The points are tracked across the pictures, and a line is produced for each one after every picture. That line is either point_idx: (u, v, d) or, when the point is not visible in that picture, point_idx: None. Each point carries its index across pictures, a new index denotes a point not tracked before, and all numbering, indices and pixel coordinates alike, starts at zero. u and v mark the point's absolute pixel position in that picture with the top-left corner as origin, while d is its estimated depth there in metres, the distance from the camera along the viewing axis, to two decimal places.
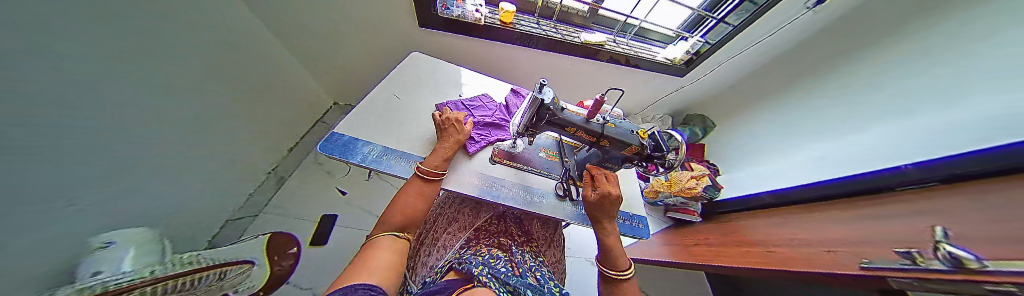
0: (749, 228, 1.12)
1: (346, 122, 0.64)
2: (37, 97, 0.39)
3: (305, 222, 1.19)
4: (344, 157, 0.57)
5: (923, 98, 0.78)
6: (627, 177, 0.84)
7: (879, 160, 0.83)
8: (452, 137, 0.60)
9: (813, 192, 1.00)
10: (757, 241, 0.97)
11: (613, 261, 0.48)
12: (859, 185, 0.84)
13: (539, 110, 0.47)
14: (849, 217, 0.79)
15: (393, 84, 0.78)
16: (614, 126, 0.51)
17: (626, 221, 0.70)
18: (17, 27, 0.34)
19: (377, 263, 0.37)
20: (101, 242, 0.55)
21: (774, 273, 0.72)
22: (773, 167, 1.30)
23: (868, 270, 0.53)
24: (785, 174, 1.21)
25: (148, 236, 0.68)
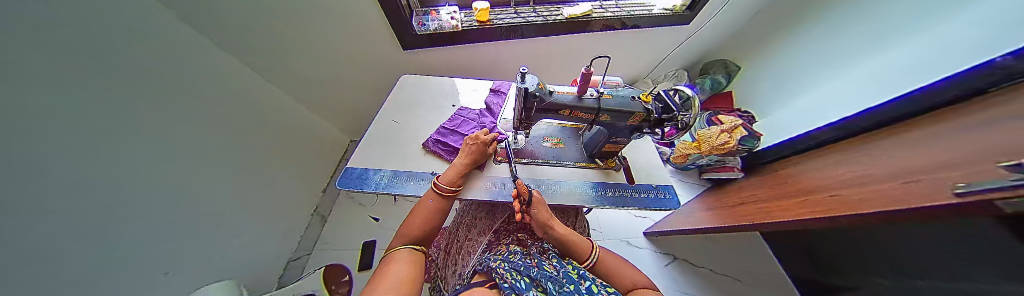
0: (804, 174, 0.98)
1: (357, 154, 0.67)
2: (91, 189, 0.45)
3: (350, 251, 1.29)
4: (359, 188, 0.60)
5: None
6: (644, 146, 0.78)
7: (929, 72, 0.82)
8: (473, 157, 0.59)
9: (870, 120, 0.92)
10: (816, 186, 0.85)
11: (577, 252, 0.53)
12: (911, 102, 0.81)
13: (526, 99, 0.44)
14: (934, 136, 0.66)
15: (389, 110, 0.80)
16: (611, 97, 0.47)
17: (651, 194, 0.65)
18: (54, 129, 0.38)
19: (394, 276, 0.40)
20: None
21: (840, 219, 0.63)
22: (819, 101, 1.18)
23: (964, 196, 0.43)
24: (834, 106, 1.10)
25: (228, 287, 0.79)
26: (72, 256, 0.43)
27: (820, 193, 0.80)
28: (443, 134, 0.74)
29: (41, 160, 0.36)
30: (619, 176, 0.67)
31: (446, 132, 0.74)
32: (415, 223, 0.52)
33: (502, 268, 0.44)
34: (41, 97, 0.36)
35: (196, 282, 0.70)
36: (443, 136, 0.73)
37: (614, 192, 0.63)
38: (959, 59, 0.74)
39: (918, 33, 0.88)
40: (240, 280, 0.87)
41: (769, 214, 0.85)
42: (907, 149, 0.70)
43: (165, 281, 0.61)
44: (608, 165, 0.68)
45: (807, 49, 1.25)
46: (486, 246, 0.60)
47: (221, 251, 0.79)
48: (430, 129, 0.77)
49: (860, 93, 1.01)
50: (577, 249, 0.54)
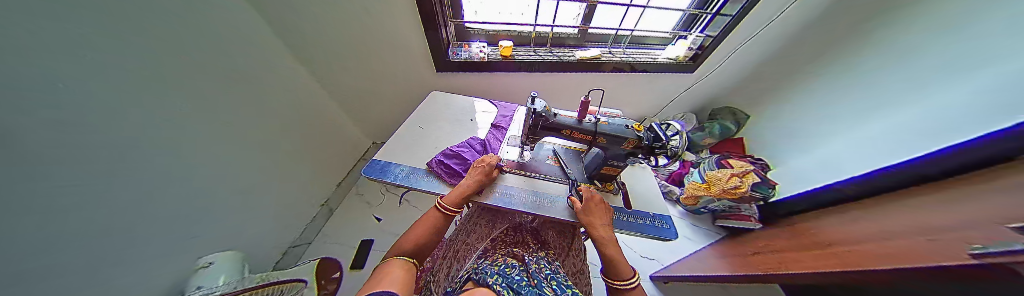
0: (824, 227, 0.93)
1: (383, 150, 0.77)
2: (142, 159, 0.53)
3: (347, 250, 1.31)
4: (380, 177, 0.68)
5: (932, 80, 0.89)
6: (644, 176, 0.81)
7: (926, 140, 0.86)
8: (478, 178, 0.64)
9: (886, 179, 0.91)
10: (835, 241, 0.80)
11: (614, 270, 0.49)
12: (922, 168, 0.82)
13: (533, 117, 0.53)
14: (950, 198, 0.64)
15: (418, 117, 0.93)
16: (607, 124, 0.54)
17: (649, 221, 0.67)
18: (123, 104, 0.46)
19: (390, 280, 0.41)
20: (205, 262, 0.71)
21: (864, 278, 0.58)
22: (822, 154, 1.23)
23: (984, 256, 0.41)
24: (839, 162, 1.14)
25: (233, 256, 0.80)
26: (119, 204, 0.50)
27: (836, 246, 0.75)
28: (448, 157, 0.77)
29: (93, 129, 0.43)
30: (616, 199, 0.71)
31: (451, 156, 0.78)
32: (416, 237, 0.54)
33: (500, 283, 0.46)
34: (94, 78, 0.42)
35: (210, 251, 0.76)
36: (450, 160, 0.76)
37: (612, 215, 0.65)
38: (986, 122, 0.72)
39: (931, 92, 0.89)
40: (247, 259, 0.92)
41: (783, 266, 0.80)
42: (927, 210, 0.68)
43: (188, 245, 0.68)
44: (606, 187, 0.72)
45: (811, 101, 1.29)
46: (482, 254, 0.62)
47: (240, 227, 0.87)
48: (449, 138, 0.87)
49: (886, 146, 0.98)
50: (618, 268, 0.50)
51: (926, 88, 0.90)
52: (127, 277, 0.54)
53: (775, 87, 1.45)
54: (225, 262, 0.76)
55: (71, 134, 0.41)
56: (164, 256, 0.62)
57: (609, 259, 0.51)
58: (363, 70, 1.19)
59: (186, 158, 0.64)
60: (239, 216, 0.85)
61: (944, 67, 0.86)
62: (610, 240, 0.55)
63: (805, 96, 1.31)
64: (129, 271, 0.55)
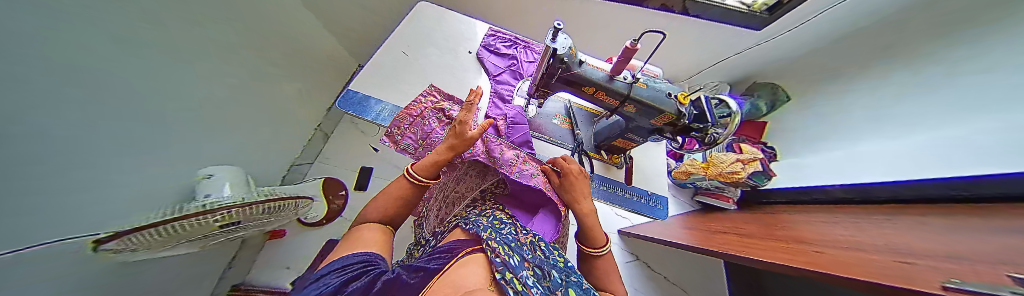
0: (792, 222, 0.92)
1: (359, 79, 0.64)
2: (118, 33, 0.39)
3: (347, 175, 1.27)
4: (359, 114, 0.59)
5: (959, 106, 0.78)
6: (656, 153, 0.74)
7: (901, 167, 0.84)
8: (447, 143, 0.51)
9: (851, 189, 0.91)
10: (798, 237, 0.79)
11: (591, 240, 0.51)
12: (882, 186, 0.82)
13: (551, 63, 0.39)
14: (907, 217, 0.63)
15: (402, 39, 0.73)
16: (645, 87, 0.43)
17: (643, 199, 0.66)
18: None
19: (365, 241, 0.40)
20: (206, 173, 0.65)
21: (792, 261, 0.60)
22: (824, 157, 1.15)
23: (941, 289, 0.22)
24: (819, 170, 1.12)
25: (238, 172, 0.75)
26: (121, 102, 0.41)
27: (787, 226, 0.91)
28: (447, 99, 0.63)
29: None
30: (618, 173, 0.67)
31: (445, 95, 0.64)
32: (380, 208, 0.47)
33: (490, 234, 0.43)
34: None
35: (216, 161, 0.71)
36: (442, 101, 0.62)
37: (608, 187, 0.64)
38: (954, 164, 0.70)
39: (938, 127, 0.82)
40: (254, 170, 0.90)
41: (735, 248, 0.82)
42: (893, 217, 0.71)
43: (187, 152, 0.60)
44: (612, 160, 0.68)
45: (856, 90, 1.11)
46: (471, 203, 0.61)
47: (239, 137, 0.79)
48: (443, 73, 0.72)
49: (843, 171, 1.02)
50: (594, 239, 0.51)
51: (897, 107, 0.95)
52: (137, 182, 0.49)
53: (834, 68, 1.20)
54: (229, 177, 0.70)
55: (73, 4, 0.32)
56: (165, 162, 0.55)
57: (585, 231, 0.51)
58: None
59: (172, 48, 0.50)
60: (233, 125, 0.76)
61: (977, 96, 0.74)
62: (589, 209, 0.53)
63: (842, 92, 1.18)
64: (138, 176, 0.49)
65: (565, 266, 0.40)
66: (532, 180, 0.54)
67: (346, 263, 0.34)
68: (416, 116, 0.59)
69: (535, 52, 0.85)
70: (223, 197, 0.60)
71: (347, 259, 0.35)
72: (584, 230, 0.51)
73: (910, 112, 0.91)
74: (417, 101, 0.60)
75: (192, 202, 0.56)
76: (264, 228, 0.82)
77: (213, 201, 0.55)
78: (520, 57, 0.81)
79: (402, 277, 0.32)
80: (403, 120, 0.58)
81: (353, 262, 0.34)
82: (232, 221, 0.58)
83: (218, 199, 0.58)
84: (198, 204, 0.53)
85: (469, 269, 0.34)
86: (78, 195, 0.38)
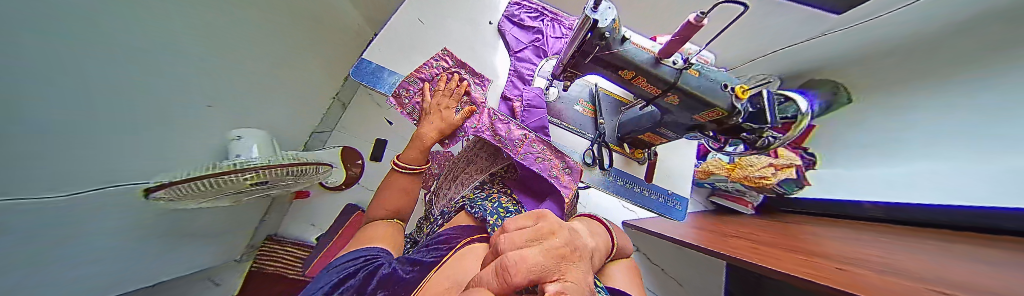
0: (817, 235, 0.85)
1: (372, 47, 0.60)
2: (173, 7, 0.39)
3: (363, 144, 1.31)
4: (374, 86, 0.57)
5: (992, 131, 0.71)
6: (685, 151, 0.68)
7: (939, 191, 0.76)
8: (435, 126, 0.53)
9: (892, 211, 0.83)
10: (817, 250, 0.74)
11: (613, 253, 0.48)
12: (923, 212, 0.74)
13: (587, 39, 0.33)
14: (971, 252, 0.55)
15: (418, 2, 0.67)
16: (696, 75, 0.36)
17: (662, 198, 0.62)
18: None
19: (376, 233, 0.43)
20: (235, 136, 0.67)
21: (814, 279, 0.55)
22: (868, 170, 1.04)
23: None
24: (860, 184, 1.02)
25: (264, 137, 0.76)
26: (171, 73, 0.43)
27: (808, 237, 0.85)
28: (458, 66, 0.60)
29: None
30: (639, 170, 0.63)
31: (457, 61, 0.60)
32: (385, 204, 0.51)
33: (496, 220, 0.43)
34: None
35: (248, 124, 0.74)
36: (453, 68, 0.59)
37: (626, 183, 0.60)
38: (994, 194, 0.63)
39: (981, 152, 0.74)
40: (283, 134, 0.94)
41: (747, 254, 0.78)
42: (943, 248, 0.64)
43: (224, 116, 0.63)
44: (635, 155, 0.63)
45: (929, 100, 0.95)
46: (480, 186, 0.60)
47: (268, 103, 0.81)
48: (461, 44, 0.67)
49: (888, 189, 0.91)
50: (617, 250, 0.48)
51: (932, 124, 0.86)
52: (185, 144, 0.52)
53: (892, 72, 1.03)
54: (258, 139, 0.73)
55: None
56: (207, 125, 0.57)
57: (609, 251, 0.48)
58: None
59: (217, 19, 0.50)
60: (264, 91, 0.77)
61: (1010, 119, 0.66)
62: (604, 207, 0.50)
63: None
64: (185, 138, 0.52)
65: None
66: (533, 164, 0.54)
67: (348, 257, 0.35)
68: (421, 82, 0.58)
69: (563, 26, 0.76)
70: (252, 158, 0.62)
71: (353, 252, 0.36)
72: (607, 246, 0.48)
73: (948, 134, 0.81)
74: (427, 64, 0.58)
75: (226, 160, 0.60)
76: (291, 189, 0.88)
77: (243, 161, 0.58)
78: (545, 31, 0.72)
79: (398, 271, 0.32)
80: (410, 83, 0.57)
81: (354, 256, 0.35)
82: (262, 180, 0.61)
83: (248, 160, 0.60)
84: (230, 163, 0.56)
85: (473, 253, 0.34)
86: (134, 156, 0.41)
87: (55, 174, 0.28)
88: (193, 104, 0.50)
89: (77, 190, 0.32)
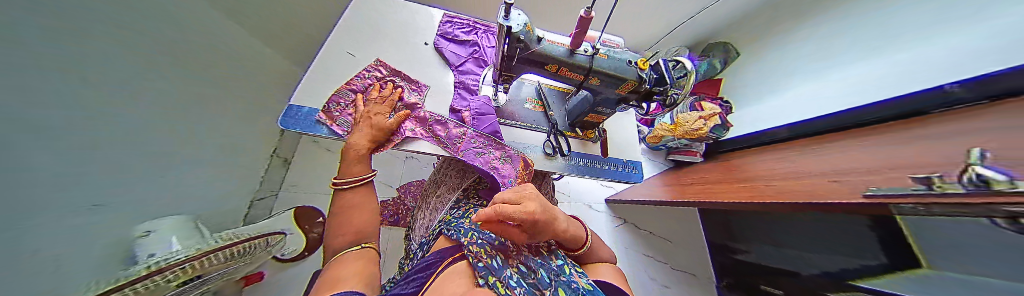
0: (748, 165, 1.03)
1: (300, 90, 0.56)
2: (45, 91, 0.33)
3: (321, 195, 1.18)
4: (311, 131, 0.53)
5: (906, 31, 0.85)
6: (626, 122, 0.78)
7: (858, 95, 0.91)
8: (370, 131, 0.53)
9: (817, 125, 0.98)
10: (750, 177, 0.90)
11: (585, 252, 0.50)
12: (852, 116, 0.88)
13: (508, 44, 0.38)
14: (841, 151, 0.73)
15: (345, 37, 0.65)
16: (605, 57, 0.44)
17: (621, 168, 0.69)
18: None
19: (345, 272, 0.35)
20: (144, 230, 0.55)
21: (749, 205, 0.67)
22: (777, 103, 1.25)
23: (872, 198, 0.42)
24: (772, 113, 1.25)
25: (186, 222, 0.66)
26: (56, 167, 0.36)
27: (742, 168, 1.03)
28: (393, 74, 0.63)
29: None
30: (595, 148, 0.69)
31: (391, 70, 0.63)
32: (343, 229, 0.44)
33: (473, 236, 0.43)
34: None
35: (162, 212, 0.62)
36: (387, 76, 0.62)
37: (588, 163, 0.66)
38: (928, 78, 0.74)
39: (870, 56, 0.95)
40: (213, 212, 0.80)
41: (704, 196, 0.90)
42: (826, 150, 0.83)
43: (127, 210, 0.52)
44: (587, 136, 0.69)
45: (791, 41, 1.25)
46: (455, 204, 0.59)
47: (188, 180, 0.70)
48: (400, 69, 0.66)
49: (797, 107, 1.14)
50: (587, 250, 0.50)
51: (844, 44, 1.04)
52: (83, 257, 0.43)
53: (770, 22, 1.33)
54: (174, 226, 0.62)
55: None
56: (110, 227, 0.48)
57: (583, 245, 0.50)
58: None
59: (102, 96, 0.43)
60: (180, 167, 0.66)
61: (932, 15, 0.79)
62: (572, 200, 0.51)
63: (778, 44, 1.31)
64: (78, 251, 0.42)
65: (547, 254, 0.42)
66: (475, 158, 0.57)
67: None
68: (355, 94, 0.59)
69: (496, 36, 0.81)
70: (171, 251, 0.52)
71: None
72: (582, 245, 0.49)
73: (857, 47, 0.99)
74: (359, 75, 0.60)
75: (136, 265, 0.47)
76: (238, 273, 0.76)
77: (162, 258, 0.48)
78: (481, 42, 0.77)
79: None
80: (342, 96, 0.57)
81: None
82: (195, 275, 0.51)
83: (171, 253, 0.50)
84: (144, 264, 0.46)
85: (454, 283, 0.33)
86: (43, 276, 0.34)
87: None
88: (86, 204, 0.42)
89: None
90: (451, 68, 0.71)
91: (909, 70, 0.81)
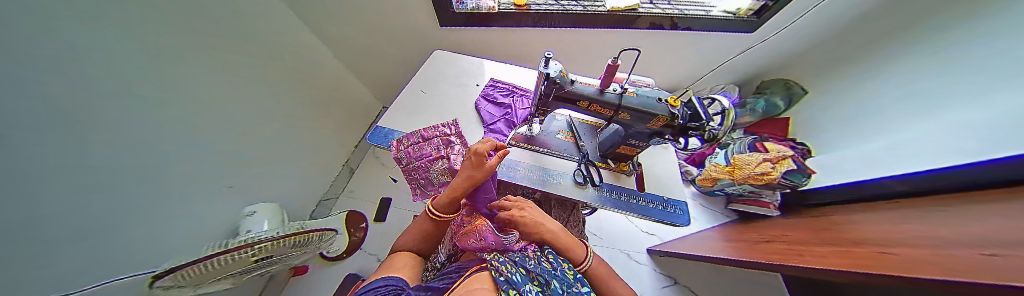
0: (845, 226, 0.80)
1: (385, 116, 0.74)
2: (136, 102, 0.46)
3: (368, 205, 1.35)
4: (386, 146, 0.68)
5: (985, 82, 0.72)
6: (665, 157, 0.75)
7: (939, 152, 0.76)
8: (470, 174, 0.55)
9: (904, 186, 0.81)
10: (848, 242, 0.69)
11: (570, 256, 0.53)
12: (932, 180, 0.73)
13: (546, 85, 0.46)
14: (978, 216, 0.52)
15: (420, 80, 0.85)
16: (634, 95, 0.49)
17: (660, 206, 0.64)
18: (99, 43, 0.40)
19: (395, 263, 0.49)
20: (249, 211, 0.76)
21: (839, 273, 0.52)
22: (872, 147, 1.01)
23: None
24: (864, 162, 1.01)
25: (276, 210, 0.85)
26: (145, 157, 0.49)
27: (841, 228, 0.80)
28: (455, 133, 0.71)
29: (97, 66, 0.40)
30: (629, 181, 0.68)
31: (456, 131, 0.72)
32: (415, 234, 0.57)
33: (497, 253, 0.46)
34: (76, 22, 0.37)
35: (251, 201, 0.81)
36: (450, 135, 0.70)
37: (621, 196, 0.64)
38: (986, 147, 0.64)
39: (958, 111, 0.76)
40: (286, 206, 1.00)
41: (774, 256, 0.74)
42: (958, 208, 0.60)
43: (225, 194, 0.71)
44: (621, 168, 0.69)
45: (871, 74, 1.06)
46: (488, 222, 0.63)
47: (270, 180, 0.90)
48: (455, 104, 0.81)
49: (898, 159, 0.88)
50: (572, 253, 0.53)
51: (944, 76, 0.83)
52: (174, 227, 0.57)
53: (839, 55, 1.16)
54: (268, 212, 0.81)
55: (85, 50, 0.38)
56: (202, 207, 0.64)
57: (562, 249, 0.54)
58: (371, 29, 1.18)
59: (194, 112, 0.60)
60: (264, 168, 0.87)
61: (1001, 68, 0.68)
62: (553, 230, 0.55)
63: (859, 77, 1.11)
64: (174, 220, 0.57)
65: (567, 279, 0.43)
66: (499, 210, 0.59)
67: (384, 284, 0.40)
68: (421, 139, 0.69)
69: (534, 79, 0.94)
70: (261, 232, 0.67)
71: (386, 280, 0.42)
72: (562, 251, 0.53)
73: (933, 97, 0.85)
74: (431, 127, 0.71)
75: (235, 237, 0.63)
76: (293, 262, 0.88)
77: (250, 237, 0.62)
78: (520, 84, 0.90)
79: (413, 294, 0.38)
80: (410, 139, 0.68)
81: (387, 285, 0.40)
82: (264, 255, 0.63)
83: (257, 234, 0.64)
84: (239, 239, 0.60)
85: (476, 284, 0.36)
86: (110, 242, 0.44)
87: (30, 265, 0.32)
88: (181, 185, 0.57)
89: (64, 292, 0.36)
90: (494, 104, 0.83)
91: (1013, 120, 0.62)
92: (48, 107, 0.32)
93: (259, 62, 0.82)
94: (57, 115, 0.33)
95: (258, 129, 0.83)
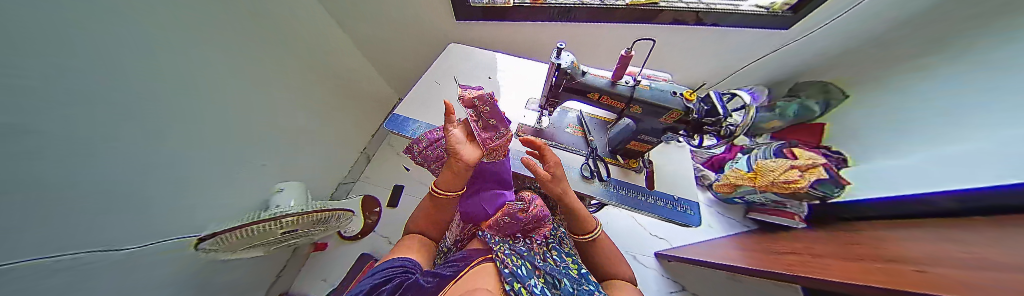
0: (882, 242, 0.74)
1: (401, 105, 0.78)
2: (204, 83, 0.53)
3: (383, 190, 1.42)
4: (401, 132, 0.71)
5: None
6: (679, 156, 0.73)
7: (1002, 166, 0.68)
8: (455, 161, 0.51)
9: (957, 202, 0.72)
10: (881, 258, 0.64)
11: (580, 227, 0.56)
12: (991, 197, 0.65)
13: (556, 76, 0.46)
14: None
15: (435, 72, 0.88)
16: (647, 88, 0.48)
17: (672, 205, 0.63)
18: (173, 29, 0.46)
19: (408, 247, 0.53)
20: (278, 187, 0.81)
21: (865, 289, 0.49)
22: (921, 157, 0.91)
23: None
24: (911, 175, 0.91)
25: (299, 187, 0.90)
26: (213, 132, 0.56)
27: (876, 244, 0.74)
28: None
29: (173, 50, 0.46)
30: (639, 178, 0.66)
31: None
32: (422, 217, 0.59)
33: (503, 244, 0.47)
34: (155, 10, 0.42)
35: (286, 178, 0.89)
36: None
37: (629, 192, 0.63)
38: None
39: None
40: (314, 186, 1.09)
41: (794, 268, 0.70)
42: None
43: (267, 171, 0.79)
44: (630, 165, 0.68)
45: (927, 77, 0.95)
46: None
47: (302, 161, 0.98)
48: None
49: (951, 177, 0.79)
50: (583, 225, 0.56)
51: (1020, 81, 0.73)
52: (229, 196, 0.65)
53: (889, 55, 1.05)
54: (293, 189, 0.87)
55: (163, 35, 0.44)
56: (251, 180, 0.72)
57: (577, 220, 0.56)
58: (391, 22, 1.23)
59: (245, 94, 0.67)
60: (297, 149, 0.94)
61: None
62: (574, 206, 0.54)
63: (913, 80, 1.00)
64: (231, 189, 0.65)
65: (572, 277, 0.43)
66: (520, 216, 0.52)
67: (391, 265, 0.44)
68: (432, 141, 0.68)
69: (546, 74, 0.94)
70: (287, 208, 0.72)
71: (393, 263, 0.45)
72: (575, 220, 0.56)
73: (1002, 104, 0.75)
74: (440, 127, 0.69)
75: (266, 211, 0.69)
76: (316, 237, 0.96)
77: (279, 211, 0.67)
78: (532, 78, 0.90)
79: (421, 282, 0.41)
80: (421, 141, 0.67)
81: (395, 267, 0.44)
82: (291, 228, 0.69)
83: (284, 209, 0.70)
84: (269, 213, 0.65)
85: (480, 282, 0.38)
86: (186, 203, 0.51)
87: (125, 214, 0.38)
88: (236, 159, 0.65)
89: (141, 244, 0.42)
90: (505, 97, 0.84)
91: None
92: (138, 80, 0.37)
93: (293, 51, 0.89)
94: (146, 89, 0.39)
95: (293, 114, 0.90)
